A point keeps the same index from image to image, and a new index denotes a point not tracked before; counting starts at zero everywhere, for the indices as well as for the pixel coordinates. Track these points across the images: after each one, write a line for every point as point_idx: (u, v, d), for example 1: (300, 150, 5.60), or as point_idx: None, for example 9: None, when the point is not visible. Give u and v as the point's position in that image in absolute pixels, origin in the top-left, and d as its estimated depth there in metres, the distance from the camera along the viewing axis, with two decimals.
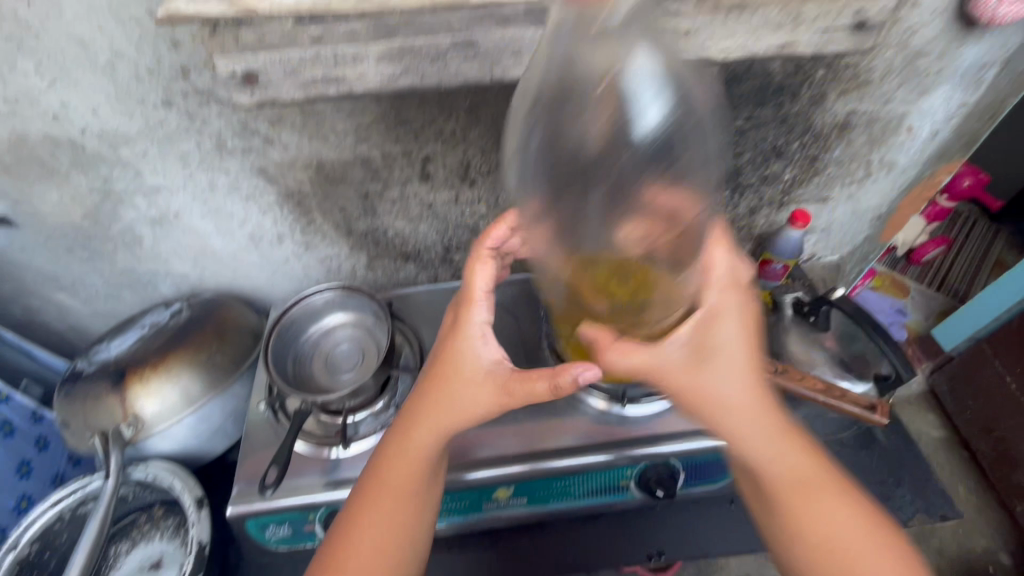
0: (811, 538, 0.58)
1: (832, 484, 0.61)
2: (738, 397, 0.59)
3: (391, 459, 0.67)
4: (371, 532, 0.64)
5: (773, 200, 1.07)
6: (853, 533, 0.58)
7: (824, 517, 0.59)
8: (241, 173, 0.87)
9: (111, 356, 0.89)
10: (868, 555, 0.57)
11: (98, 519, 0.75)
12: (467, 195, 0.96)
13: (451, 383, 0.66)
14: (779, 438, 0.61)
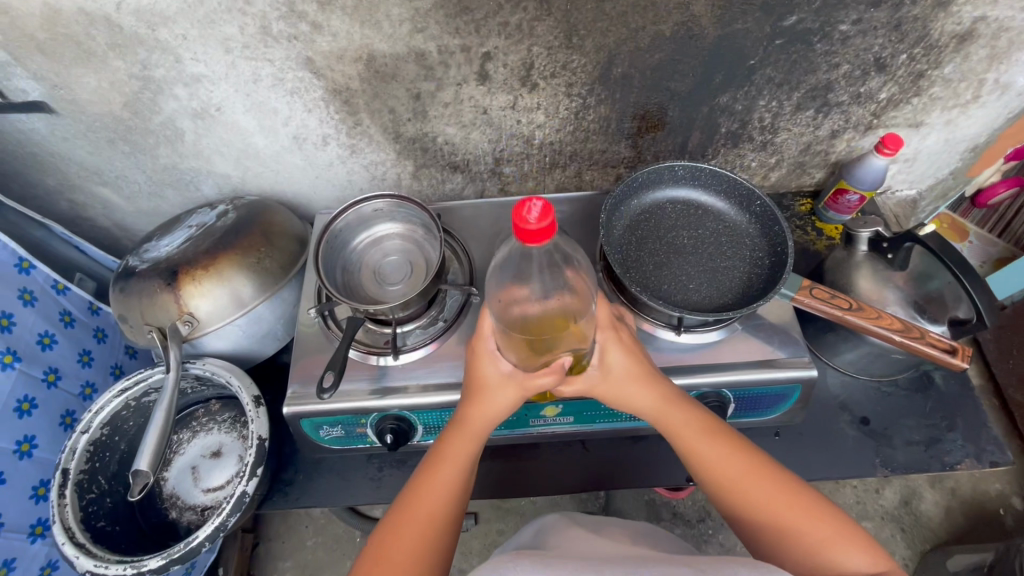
0: (739, 505, 0.63)
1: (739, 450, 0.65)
2: (634, 388, 0.69)
3: (452, 444, 0.66)
4: (424, 504, 0.63)
5: (861, 122, 0.97)
6: (792, 511, 0.60)
7: (764, 495, 0.62)
8: (286, 64, 0.80)
9: (162, 254, 0.88)
10: (791, 517, 0.60)
11: (164, 410, 0.77)
12: (526, 100, 0.88)
13: (489, 386, 0.66)
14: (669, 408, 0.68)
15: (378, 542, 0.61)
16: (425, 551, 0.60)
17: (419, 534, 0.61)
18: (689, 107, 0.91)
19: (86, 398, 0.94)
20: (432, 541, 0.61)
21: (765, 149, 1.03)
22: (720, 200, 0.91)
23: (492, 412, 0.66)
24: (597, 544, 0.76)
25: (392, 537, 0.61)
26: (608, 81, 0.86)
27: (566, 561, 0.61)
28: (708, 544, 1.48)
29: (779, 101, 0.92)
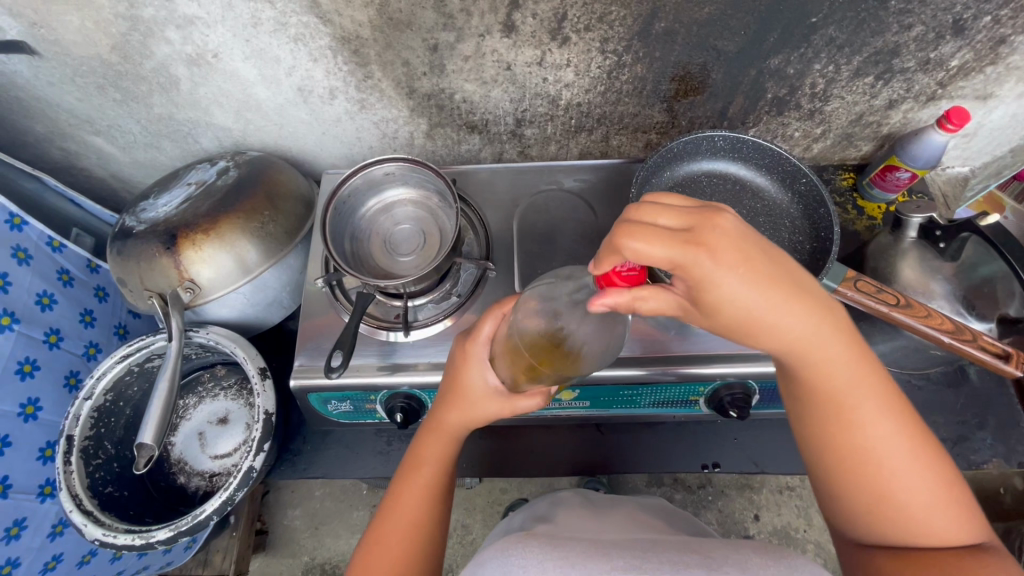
0: (857, 459, 0.51)
1: (888, 401, 0.51)
2: (766, 298, 0.46)
3: (424, 443, 0.67)
4: (402, 512, 0.64)
5: (923, 92, 0.88)
6: (887, 447, 0.50)
7: (865, 431, 0.50)
8: (289, 6, 0.71)
9: (160, 215, 0.82)
10: (902, 470, 0.50)
11: (166, 380, 0.74)
12: (555, 57, 0.79)
13: (476, 400, 0.65)
14: (823, 348, 0.49)
15: (363, 554, 0.62)
16: (411, 558, 0.61)
17: (403, 542, 0.62)
18: (735, 69, 0.82)
19: (90, 358, 0.92)
20: (418, 545, 0.62)
21: (812, 118, 0.94)
22: (761, 175, 0.84)
23: (471, 418, 0.66)
24: (602, 522, 0.75)
25: (378, 545, 0.62)
26: (649, 37, 0.76)
27: (573, 543, 0.58)
28: (707, 511, 1.49)
29: (836, 66, 0.82)
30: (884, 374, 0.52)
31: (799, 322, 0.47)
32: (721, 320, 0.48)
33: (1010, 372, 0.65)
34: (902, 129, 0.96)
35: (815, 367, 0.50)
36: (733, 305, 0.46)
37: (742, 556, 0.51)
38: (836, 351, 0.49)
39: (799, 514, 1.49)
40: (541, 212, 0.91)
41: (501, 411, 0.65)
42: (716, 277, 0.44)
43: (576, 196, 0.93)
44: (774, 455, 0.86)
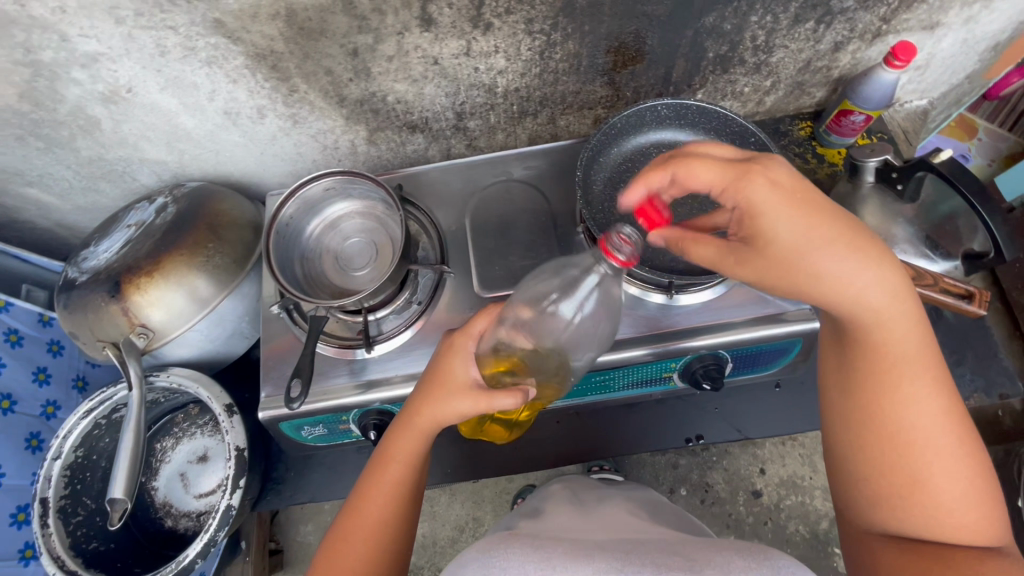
0: (897, 437, 0.50)
1: (939, 379, 0.50)
2: (833, 251, 0.46)
3: (394, 442, 0.63)
4: (368, 516, 0.61)
5: (868, 30, 0.85)
6: (929, 430, 0.49)
7: (911, 411, 0.49)
8: (192, 29, 0.68)
9: (101, 262, 0.80)
10: (938, 456, 0.49)
11: (132, 429, 0.72)
12: (481, 45, 0.76)
13: (455, 395, 0.60)
14: (887, 313, 0.48)
15: (325, 552, 0.61)
16: (377, 561, 0.60)
17: (367, 546, 0.60)
18: (670, 31, 0.79)
19: (48, 417, 0.94)
20: (384, 547, 0.61)
21: (759, 72, 0.91)
22: (711, 139, 0.81)
23: (447, 416, 0.61)
24: (591, 518, 0.75)
25: (344, 546, 0.60)
26: (574, 12, 0.73)
27: (556, 543, 0.58)
28: (712, 471, 1.49)
29: (774, 15, 0.79)
30: (940, 359, 0.51)
31: (859, 279, 0.47)
32: (768, 268, 0.48)
33: (973, 312, 0.65)
34: (853, 69, 0.94)
35: (879, 331, 0.49)
36: (779, 238, 0.46)
37: (724, 557, 0.52)
38: (901, 313, 0.48)
39: (803, 462, 1.48)
40: (495, 206, 0.89)
41: (477, 411, 0.60)
42: (763, 212, 0.46)
43: (528, 184, 0.90)
44: (755, 419, 0.85)
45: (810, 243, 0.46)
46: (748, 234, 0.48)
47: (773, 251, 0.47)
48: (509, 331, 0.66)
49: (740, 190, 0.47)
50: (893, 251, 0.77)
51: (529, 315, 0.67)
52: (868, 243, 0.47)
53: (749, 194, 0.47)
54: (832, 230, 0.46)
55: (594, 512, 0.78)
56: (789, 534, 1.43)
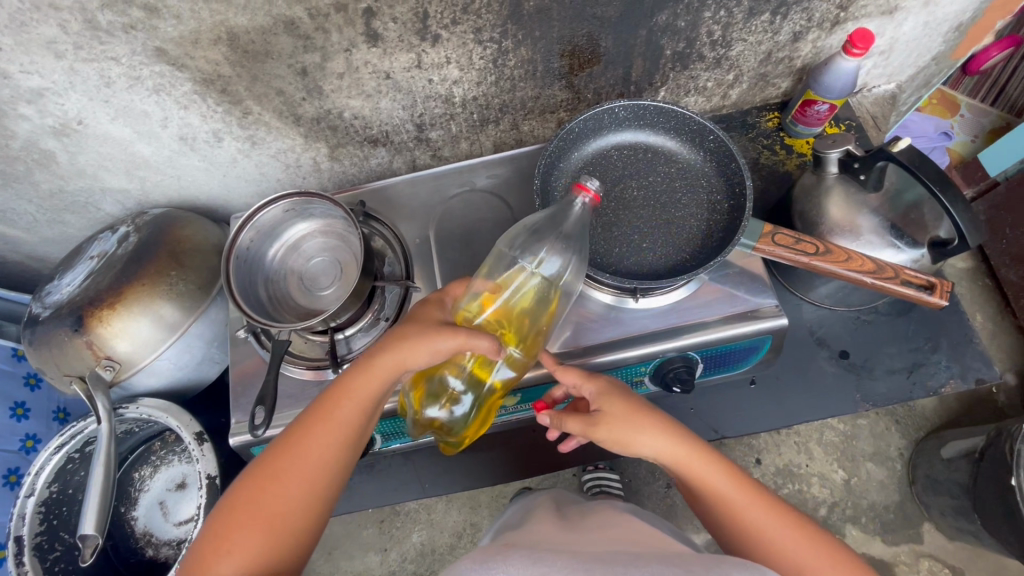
0: (747, 530, 0.60)
1: (743, 477, 0.64)
2: (637, 423, 0.64)
3: (349, 380, 0.61)
4: (308, 454, 0.57)
5: (826, 19, 0.84)
6: (760, 515, 0.61)
7: (739, 501, 0.61)
8: (134, 59, 0.67)
9: (64, 296, 0.80)
10: (777, 532, 0.59)
11: (102, 462, 0.72)
12: (431, 57, 0.75)
13: (428, 333, 0.60)
14: (681, 451, 0.64)
15: (248, 490, 0.56)
16: (310, 505, 0.56)
17: (303, 488, 0.56)
18: (624, 32, 0.78)
19: (28, 451, 0.94)
20: (319, 491, 0.57)
21: (720, 66, 0.90)
22: (670, 138, 0.81)
23: (415, 354, 0.60)
24: (586, 530, 0.74)
25: (275, 485, 0.56)
26: (522, 19, 0.72)
27: (554, 556, 0.57)
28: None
29: (727, 10, 0.78)
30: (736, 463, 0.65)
31: (660, 445, 0.64)
32: (619, 433, 0.64)
33: (934, 303, 0.65)
34: (816, 58, 0.92)
35: (682, 457, 0.64)
36: (617, 416, 0.64)
37: (721, 567, 0.53)
38: (688, 442, 0.64)
39: (800, 449, 1.42)
40: (460, 217, 0.88)
41: (451, 349, 0.59)
42: (616, 420, 0.64)
43: (492, 193, 0.90)
44: (731, 417, 0.85)
45: (631, 420, 0.64)
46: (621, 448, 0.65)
47: (616, 415, 0.64)
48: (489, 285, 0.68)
49: (603, 398, 0.66)
50: (859, 242, 0.77)
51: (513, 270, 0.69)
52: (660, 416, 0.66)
53: (603, 391, 0.66)
54: (648, 420, 0.65)
55: (585, 522, 0.77)
56: None
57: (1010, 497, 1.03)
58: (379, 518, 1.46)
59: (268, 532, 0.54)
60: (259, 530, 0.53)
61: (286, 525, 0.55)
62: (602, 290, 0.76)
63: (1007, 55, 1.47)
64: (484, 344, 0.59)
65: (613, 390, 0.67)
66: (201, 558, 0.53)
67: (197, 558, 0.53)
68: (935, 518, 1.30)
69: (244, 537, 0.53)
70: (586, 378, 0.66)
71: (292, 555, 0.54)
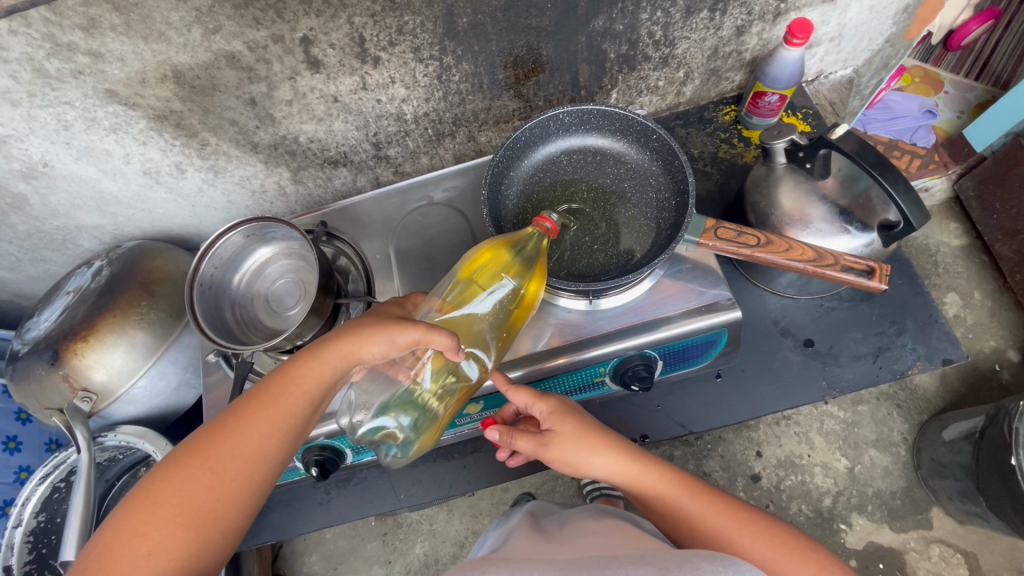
0: (697, 528, 0.66)
1: (685, 480, 0.71)
2: (589, 444, 0.70)
3: (296, 371, 0.62)
4: (246, 443, 0.57)
5: (766, 11, 0.85)
6: (705, 510, 0.67)
7: (686, 502, 0.68)
8: (88, 102, 0.70)
9: (41, 331, 0.83)
10: (723, 521, 0.66)
11: (82, 490, 0.74)
12: (376, 77, 0.77)
13: (388, 325, 0.63)
14: (631, 467, 0.70)
15: (171, 479, 0.54)
16: (240, 497, 0.55)
17: (236, 478, 0.55)
18: (562, 40, 0.80)
19: (22, 482, 1.01)
20: (252, 482, 0.57)
21: (668, 65, 0.91)
22: (617, 139, 0.82)
23: (372, 344, 0.63)
24: (563, 538, 0.73)
25: (206, 474, 0.54)
26: (458, 35, 0.74)
27: (532, 566, 0.57)
28: (706, 460, 1.38)
29: (664, 11, 0.80)
30: (678, 469, 0.72)
31: (608, 465, 0.70)
32: (570, 452, 0.70)
33: (875, 287, 0.69)
34: (764, 50, 0.93)
35: (629, 474, 0.70)
36: (567, 435, 0.70)
37: (693, 564, 0.54)
38: (635, 460, 0.71)
39: (799, 440, 1.40)
40: (421, 232, 0.90)
41: (410, 342, 0.63)
42: (566, 440, 0.69)
43: (449, 207, 0.92)
44: (699, 413, 0.85)
45: (582, 440, 0.70)
46: (572, 468, 0.71)
47: (568, 435, 0.70)
48: (452, 294, 0.72)
49: (553, 419, 0.71)
50: (809, 232, 0.77)
51: (474, 281, 0.72)
52: (608, 434, 0.72)
53: (553, 414, 0.71)
54: (596, 438, 0.70)
55: (563, 533, 0.76)
56: (791, 515, 1.34)
57: (1010, 477, 1.01)
58: (382, 531, 1.47)
59: (193, 524, 0.52)
60: (184, 520, 0.52)
61: (213, 516, 0.53)
62: (569, 297, 0.76)
63: (987, 27, 1.48)
64: (438, 337, 0.62)
65: (564, 410, 0.72)
66: (109, 552, 0.49)
67: (104, 551, 0.49)
68: (943, 503, 1.28)
69: (167, 526, 0.51)
70: (537, 399, 0.71)
71: (213, 550, 0.53)
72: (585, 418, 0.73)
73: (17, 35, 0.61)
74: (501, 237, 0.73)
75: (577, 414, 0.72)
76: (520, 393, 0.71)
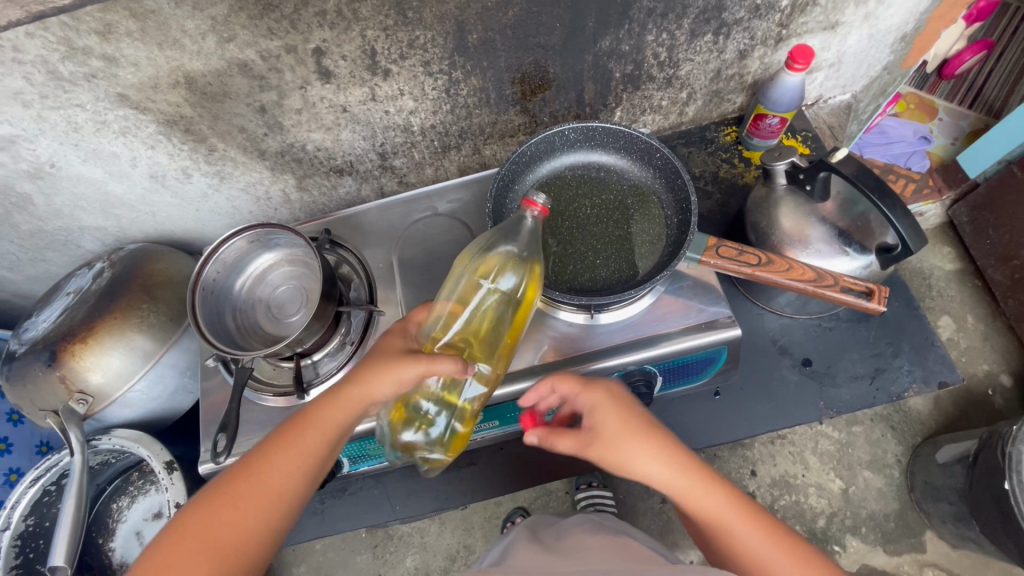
0: (745, 560, 0.58)
1: (745, 506, 0.61)
2: (635, 448, 0.62)
3: (316, 410, 0.61)
4: (268, 483, 0.57)
5: (768, 36, 0.87)
6: (760, 545, 0.58)
7: (741, 533, 0.59)
8: (99, 105, 0.71)
9: (39, 332, 0.83)
10: (780, 563, 0.57)
11: (73, 495, 0.73)
12: (385, 89, 0.78)
13: (392, 362, 0.60)
14: (683, 479, 0.61)
15: (198, 518, 0.54)
16: (262, 536, 0.55)
17: (259, 518, 0.55)
18: (569, 58, 0.81)
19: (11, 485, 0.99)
20: (275, 520, 0.56)
21: (671, 85, 0.93)
22: (621, 156, 0.84)
23: (379, 386, 0.60)
24: (566, 550, 0.73)
25: (231, 514, 0.54)
26: (467, 51, 0.76)
27: None
28: None
29: (669, 33, 0.81)
30: (739, 490, 0.62)
31: (656, 474, 0.61)
32: (610, 456, 0.63)
33: (874, 308, 0.70)
34: (765, 73, 0.95)
35: (676, 488, 0.61)
36: (611, 436, 0.63)
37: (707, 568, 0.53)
38: (687, 474, 0.62)
39: (795, 459, 1.40)
40: (425, 242, 0.91)
41: (414, 377, 0.60)
42: (610, 442, 0.62)
43: (454, 218, 0.93)
44: (697, 430, 0.85)
45: (627, 445, 0.62)
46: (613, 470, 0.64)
47: (611, 438, 0.63)
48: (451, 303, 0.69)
49: (599, 417, 0.64)
50: (808, 252, 0.78)
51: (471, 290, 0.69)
52: (661, 439, 0.63)
53: (598, 411, 0.64)
54: (644, 442, 0.62)
55: (564, 545, 0.75)
56: None
57: (1004, 502, 1.01)
58: (373, 543, 1.45)
59: (218, 565, 0.52)
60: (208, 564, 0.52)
61: (236, 556, 0.53)
62: (569, 311, 0.77)
63: (982, 58, 1.47)
64: (442, 365, 0.59)
65: (612, 404, 0.65)
66: None
67: None
68: (936, 526, 1.28)
69: (193, 567, 0.51)
70: (583, 393, 0.66)
71: None
72: (636, 420, 0.64)
73: (33, 38, 0.61)
74: (494, 240, 0.71)
75: (627, 413, 0.64)
76: (562, 380, 0.67)
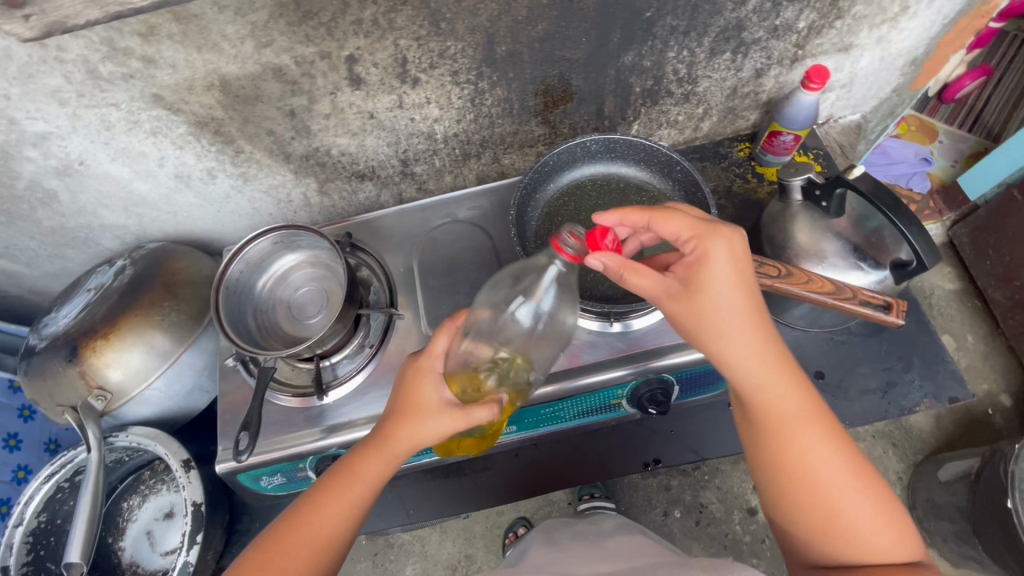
0: (802, 479, 0.54)
1: (824, 426, 0.56)
2: (733, 321, 0.55)
3: (360, 462, 0.60)
4: (315, 533, 0.56)
5: (785, 56, 0.89)
6: (826, 466, 0.54)
7: (806, 443, 0.55)
8: (133, 105, 0.72)
9: (60, 327, 0.83)
10: (843, 492, 0.53)
11: (90, 491, 0.73)
12: (413, 97, 0.80)
13: (431, 415, 0.59)
14: (769, 365, 0.56)
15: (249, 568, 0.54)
16: None
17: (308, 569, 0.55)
18: (592, 72, 0.83)
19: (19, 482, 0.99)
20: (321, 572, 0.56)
21: (688, 101, 0.95)
22: (640, 168, 0.85)
23: (424, 438, 0.59)
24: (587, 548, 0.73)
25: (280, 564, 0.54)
26: (495, 62, 0.77)
27: None
28: (706, 491, 1.38)
29: (690, 50, 0.84)
30: (824, 409, 0.57)
31: (746, 353, 0.55)
32: (698, 318, 0.56)
33: (892, 321, 0.71)
34: (779, 92, 0.97)
35: (753, 379, 0.56)
36: (713, 295, 0.56)
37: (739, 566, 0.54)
38: (773, 362, 0.56)
39: None
40: (444, 248, 0.92)
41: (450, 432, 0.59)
42: (707, 294, 0.56)
43: (472, 225, 0.94)
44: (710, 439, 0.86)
45: (725, 310, 0.55)
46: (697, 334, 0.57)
47: (705, 301, 0.56)
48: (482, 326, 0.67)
49: (706, 262, 0.56)
50: (824, 266, 0.80)
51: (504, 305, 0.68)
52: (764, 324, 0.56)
53: (710, 263, 0.56)
54: (749, 314, 0.56)
55: (582, 544, 0.76)
56: None
57: (1008, 520, 1.02)
58: (374, 551, 1.44)
59: None
60: None
61: None
62: (587, 318, 0.78)
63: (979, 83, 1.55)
64: (478, 415, 0.58)
65: (731, 265, 0.57)
66: None
67: None
68: (939, 543, 1.28)
69: None
70: (691, 238, 0.58)
71: None
72: (744, 285, 0.56)
73: (77, 38, 0.63)
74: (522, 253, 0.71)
75: (736, 277, 0.56)
76: (671, 222, 0.59)
